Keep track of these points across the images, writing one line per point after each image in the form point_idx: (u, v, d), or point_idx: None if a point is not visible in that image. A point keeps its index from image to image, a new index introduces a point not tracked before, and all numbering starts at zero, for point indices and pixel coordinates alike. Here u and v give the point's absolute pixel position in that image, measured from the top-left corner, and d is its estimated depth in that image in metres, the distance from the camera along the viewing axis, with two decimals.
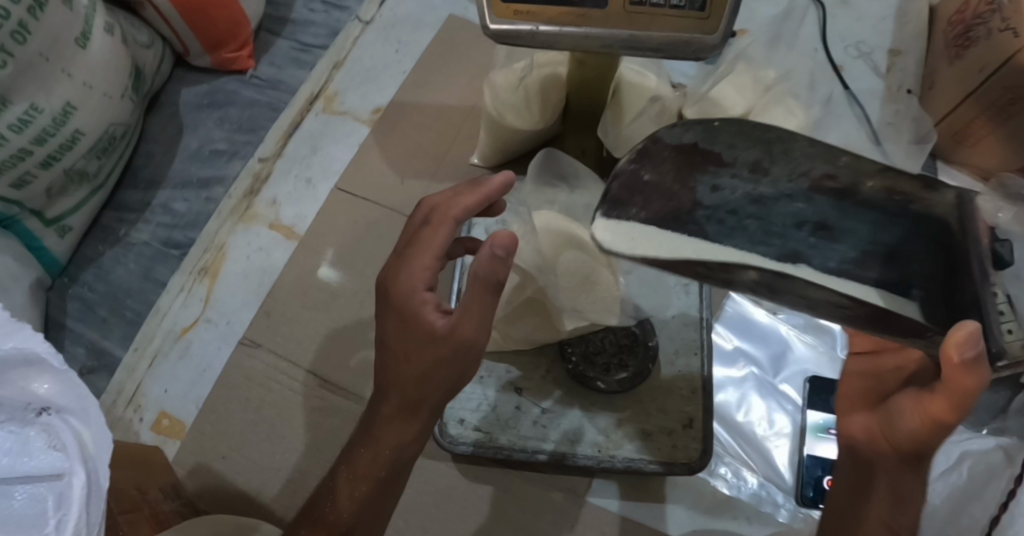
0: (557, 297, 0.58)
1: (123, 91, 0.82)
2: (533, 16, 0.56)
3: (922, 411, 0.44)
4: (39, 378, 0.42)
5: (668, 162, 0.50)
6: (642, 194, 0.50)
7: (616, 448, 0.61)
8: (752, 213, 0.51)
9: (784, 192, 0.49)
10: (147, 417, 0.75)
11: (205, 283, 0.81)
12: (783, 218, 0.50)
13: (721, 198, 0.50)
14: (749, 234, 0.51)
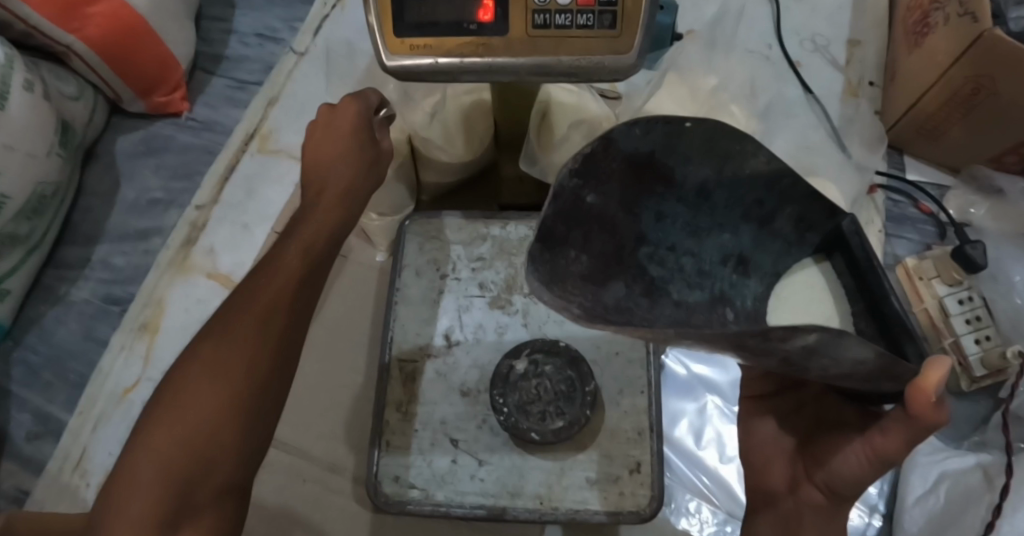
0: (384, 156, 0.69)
1: (49, 147, 0.79)
2: (431, 49, 0.55)
3: (860, 457, 0.42)
4: None
5: (617, 178, 0.39)
6: (585, 225, 0.38)
7: (559, 499, 0.58)
8: (689, 248, 0.44)
9: (717, 222, 0.45)
10: (94, 481, 0.73)
11: (145, 340, 0.78)
12: (712, 252, 0.45)
13: (664, 230, 0.43)
14: (686, 275, 0.44)
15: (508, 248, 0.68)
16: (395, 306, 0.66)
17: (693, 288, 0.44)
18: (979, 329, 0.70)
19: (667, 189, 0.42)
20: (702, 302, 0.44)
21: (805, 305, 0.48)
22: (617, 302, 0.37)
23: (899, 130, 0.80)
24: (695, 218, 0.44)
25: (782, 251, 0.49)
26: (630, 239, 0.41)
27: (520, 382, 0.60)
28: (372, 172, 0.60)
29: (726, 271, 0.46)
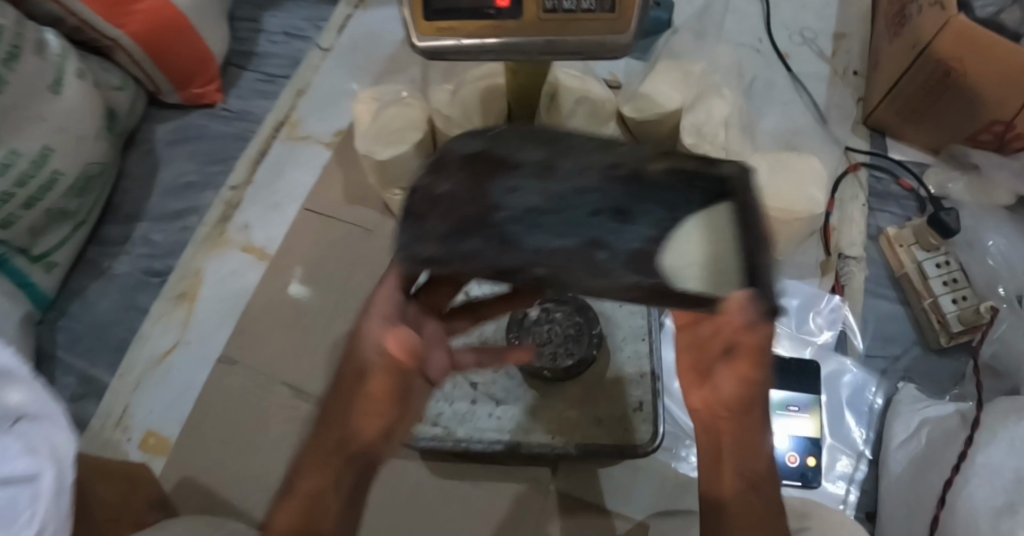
0: (396, 130, 0.75)
1: (98, 131, 0.86)
2: (455, 31, 0.62)
3: (737, 369, 0.47)
4: (13, 391, 0.57)
5: (458, 173, 0.48)
6: (439, 206, 0.46)
7: (570, 434, 0.64)
8: (548, 211, 0.45)
9: (575, 185, 0.46)
10: (135, 436, 0.78)
11: (183, 308, 0.84)
12: (578, 208, 0.45)
13: (517, 198, 0.46)
14: (548, 228, 0.44)
15: None
16: None
17: (559, 236, 0.44)
18: (956, 291, 0.76)
19: (523, 164, 0.47)
20: (565, 249, 0.43)
21: (683, 255, 0.43)
22: (468, 256, 0.43)
23: (880, 114, 0.87)
24: (545, 185, 0.46)
25: (672, 203, 0.44)
26: (483, 209, 0.45)
27: (533, 326, 0.66)
28: (373, 400, 0.47)
29: (599, 222, 0.44)
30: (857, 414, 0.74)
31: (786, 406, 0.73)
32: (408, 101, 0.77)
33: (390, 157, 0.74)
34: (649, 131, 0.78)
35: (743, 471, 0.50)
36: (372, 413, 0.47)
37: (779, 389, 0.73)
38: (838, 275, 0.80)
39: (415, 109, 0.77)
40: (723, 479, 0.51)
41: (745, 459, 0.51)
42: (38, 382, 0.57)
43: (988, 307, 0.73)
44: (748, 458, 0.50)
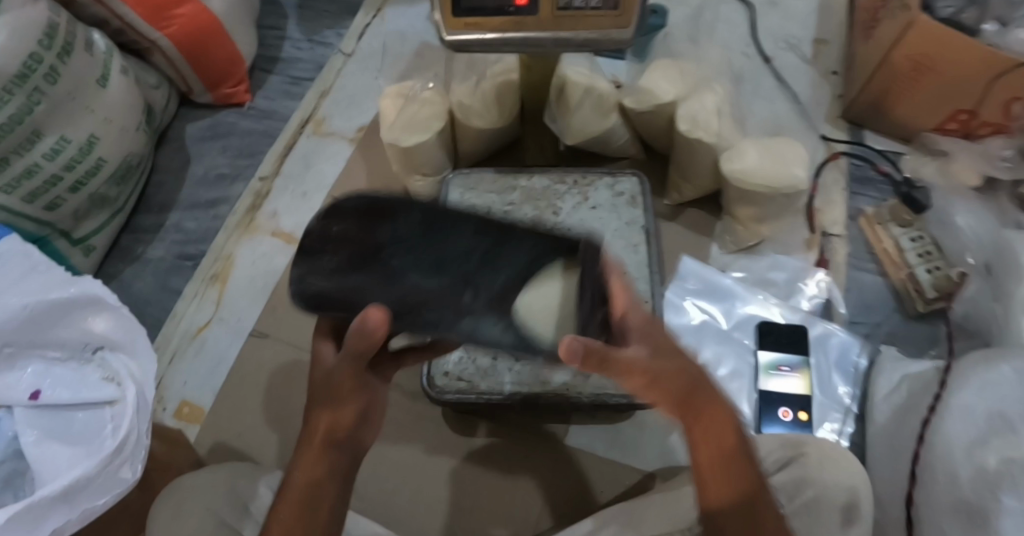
0: (419, 122, 0.82)
1: (137, 125, 0.93)
2: (479, 26, 0.70)
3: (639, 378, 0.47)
4: (97, 321, 0.65)
5: (351, 216, 0.50)
6: (331, 244, 0.49)
7: (583, 385, 0.69)
8: (428, 250, 0.50)
9: (453, 228, 0.50)
10: (170, 406, 0.83)
11: (216, 287, 0.90)
12: (453, 252, 0.50)
13: (400, 240, 0.49)
14: (426, 265, 0.49)
15: (533, 195, 0.81)
16: None
17: (430, 275, 0.49)
18: (931, 261, 0.84)
19: (406, 207, 0.50)
20: (431, 292, 0.48)
21: (541, 302, 0.51)
22: (355, 287, 0.48)
23: (857, 109, 0.95)
24: (425, 229, 0.50)
25: (535, 250, 0.51)
26: (371, 248, 0.49)
27: None
28: (337, 390, 0.54)
29: (473, 269, 0.50)
30: (843, 374, 0.80)
31: (777, 367, 0.80)
32: (428, 97, 0.83)
33: (415, 144, 0.81)
34: (648, 120, 0.85)
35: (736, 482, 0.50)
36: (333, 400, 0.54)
37: (770, 351, 0.80)
38: (823, 250, 0.87)
39: (435, 102, 0.83)
40: (708, 492, 0.51)
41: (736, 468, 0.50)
42: (122, 315, 0.65)
43: (959, 273, 0.81)
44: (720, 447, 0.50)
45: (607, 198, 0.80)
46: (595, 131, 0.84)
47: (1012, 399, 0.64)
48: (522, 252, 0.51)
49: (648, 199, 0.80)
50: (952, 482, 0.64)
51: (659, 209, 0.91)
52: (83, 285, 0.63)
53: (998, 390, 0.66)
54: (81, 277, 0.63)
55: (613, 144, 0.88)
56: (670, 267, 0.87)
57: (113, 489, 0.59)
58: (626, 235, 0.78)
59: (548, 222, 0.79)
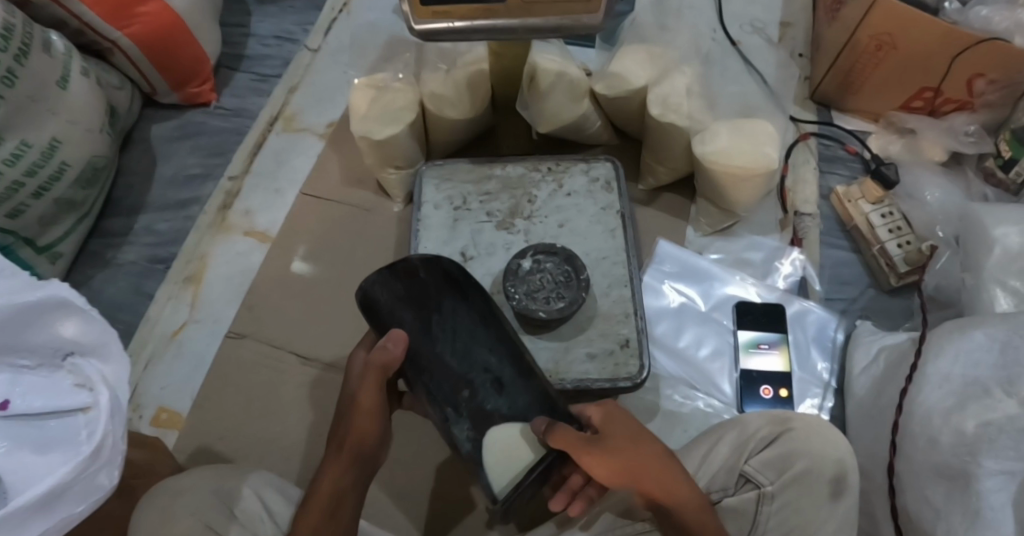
0: (390, 114, 0.81)
1: (101, 127, 0.91)
2: (448, 15, 0.69)
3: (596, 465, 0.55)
4: (65, 324, 0.52)
5: (433, 277, 0.62)
6: (403, 279, 0.61)
7: (566, 371, 0.70)
8: (466, 340, 0.60)
9: (495, 343, 0.61)
10: (147, 413, 0.81)
11: (190, 289, 0.88)
12: (479, 359, 0.60)
13: (452, 325, 0.60)
14: (459, 347, 0.60)
15: (509, 183, 0.81)
16: (418, 232, 0.78)
17: (460, 359, 0.59)
18: (901, 237, 0.85)
19: (473, 300, 0.62)
20: (449, 373, 0.59)
21: (509, 440, 0.57)
22: (399, 322, 0.60)
23: (824, 90, 0.97)
24: (476, 332, 0.61)
25: (527, 406, 0.60)
26: (431, 309, 0.60)
27: (527, 276, 0.72)
28: (362, 402, 0.58)
29: (482, 383, 0.59)
30: (821, 349, 0.82)
31: (757, 344, 0.80)
32: (399, 87, 0.82)
33: (388, 136, 0.80)
34: (620, 105, 0.85)
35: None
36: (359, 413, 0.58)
37: (749, 330, 0.80)
38: (797, 229, 0.88)
39: (406, 93, 0.82)
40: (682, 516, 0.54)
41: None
42: (93, 314, 0.52)
43: (928, 246, 0.82)
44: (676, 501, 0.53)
45: (583, 183, 0.80)
46: (568, 118, 0.84)
47: (985, 364, 0.66)
48: (519, 397, 0.60)
49: (623, 183, 0.80)
50: (932, 446, 0.65)
51: (635, 193, 0.91)
52: (51, 287, 0.50)
53: (972, 357, 0.67)
54: (49, 278, 0.50)
55: (587, 131, 0.88)
56: (647, 251, 0.87)
57: (90, 497, 0.49)
58: (603, 220, 0.78)
59: (524, 210, 0.79)
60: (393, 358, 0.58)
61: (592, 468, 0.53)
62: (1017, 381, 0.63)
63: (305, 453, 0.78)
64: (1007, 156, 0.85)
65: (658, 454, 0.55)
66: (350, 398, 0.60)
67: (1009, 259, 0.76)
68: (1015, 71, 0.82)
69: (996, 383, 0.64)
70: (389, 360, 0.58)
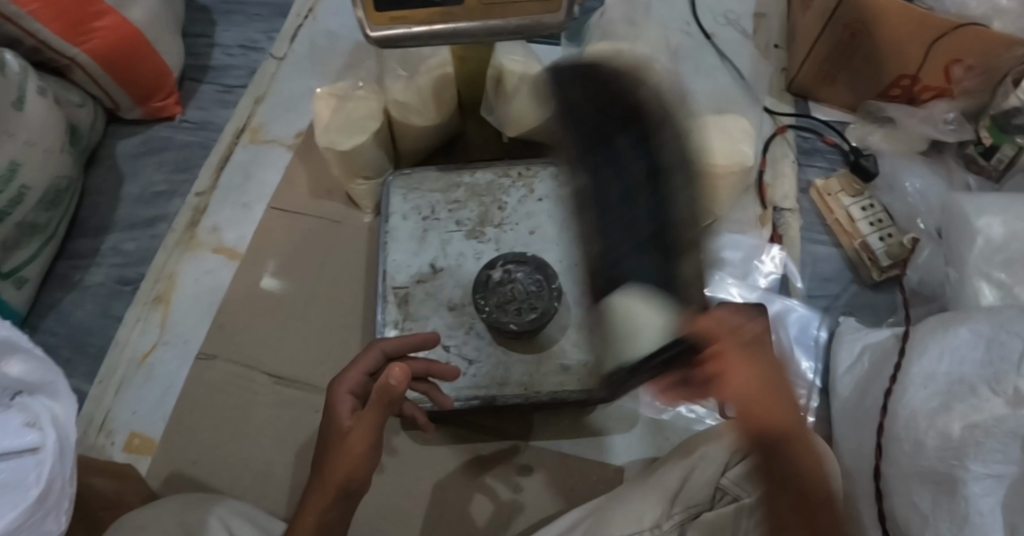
0: (354, 123, 0.79)
1: (62, 147, 0.88)
2: (406, 20, 0.66)
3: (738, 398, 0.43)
4: (8, 364, 0.52)
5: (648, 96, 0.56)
6: (599, 82, 0.57)
7: (541, 384, 0.68)
8: (642, 177, 0.50)
9: (656, 193, 0.49)
10: (119, 440, 0.79)
11: (159, 310, 0.86)
12: (646, 199, 0.49)
13: (652, 147, 0.51)
14: (619, 174, 0.51)
15: (478, 191, 0.78)
16: (386, 244, 0.76)
17: (642, 186, 0.49)
18: (882, 229, 0.83)
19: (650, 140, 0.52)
20: (636, 188, 0.49)
21: (642, 324, 0.45)
22: (601, 129, 0.54)
23: (800, 81, 0.95)
24: (647, 167, 0.50)
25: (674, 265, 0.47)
26: (632, 121, 0.53)
27: (497, 287, 0.70)
28: (354, 439, 0.54)
29: (629, 224, 0.49)
30: (805, 349, 0.80)
31: None
32: (363, 95, 0.80)
33: (353, 147, 0.78)
34: None
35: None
36: (348, 454, 0.54)
37: None
38: (776, 225, 0.87)
39: (371, 101, 0.80)
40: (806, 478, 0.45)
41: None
42: (38, 352, 0.54)
43: (910, 239, 0.81)
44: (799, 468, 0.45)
45: (553, 188, 0.78)
46: (536, 121, 0.82)
47: (972, 361, 0.65)
48: (676, 192, 0.49)
49: None
50: (918, 449, 0.63)
51: None
52: None
53: (957, 353, 0.66)
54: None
55: None
56: None
57: None
58: None
59: (494, 218, 0.77)
60: (392, 388, 0.51)
61: (733, 386, 0.42)
62: (1005, 378, 0.61)
63: (282, 475, 0.76)
64: (987, 143, 0.84)
65: (789, 405, 0.45)
66: (342, 429, 0.55)
67: (993, 250, 0.74)
68: (994, 56, 0.80)
69: (982, 382, 0.63)
70: (392, 392, 0.51)
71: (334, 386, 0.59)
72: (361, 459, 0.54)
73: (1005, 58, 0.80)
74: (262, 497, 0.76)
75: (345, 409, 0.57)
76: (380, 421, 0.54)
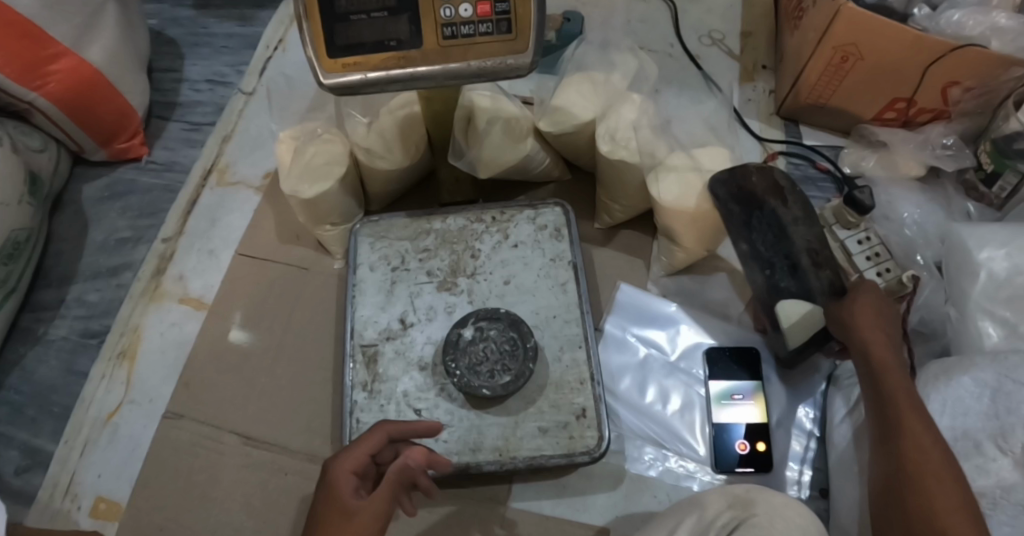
0: (316, 169, 0.75)
1: (20, 197, 0.85)
2: (361, 65, 0.62)
3: (860, 317, 0.63)
4: None
5: (763, 177, 0.73)
6: (758, 172, 0.73)
7: (517, 449, 0.64)
8: (785, 226, 0.71)
9: (797, 236, 0.71)
10: (84, 504, 0.76)
11: (124, 366, 0.83)
12: (792, 240, 0.71)
13: (790, 211, 0.72)
14: (761, 234, 0.72)
15: (449, 237, 0.75)
16: (354, 298, 0.72)
17: (785, 238, 0.71)
18: (880, 264, 0.77)
19: (790, 205, 0.72)
20: (771, 245, 0.72)
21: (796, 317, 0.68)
22: (772, 192, 0.72)
23: (788, 106, 0.90)
24: (787, 224, 0.71)
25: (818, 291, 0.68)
26: (779, 189, 0.73)
27: (469, 346, 0.66)
28: (360, 519, 0.50)
29: (785, 262, 0.71)
30: (800, 396, 0.75)
31: (730, 395, 0.74)
32: (328, 138, 0.77)
33: (316, 195, 0.74)
34: (567, 140, 0.79)
35: (902, 426, 0.56)
36: None
37: (721, 380, 0.75)
38: None
39: (335, 145, 0.76)
40: (898, 388, 0.58)
41: (925, 422, 0.56)
42: None
43: (910, 276, 0.74)
44: (888, 380, 0.59)
45: (529, 233, 0.75)
46: (507, 160, 0.78)
47: (974, 413, 0.62)
48: (771, 219, 0.72)
49: (574, 229, 0.75)
50: None
51: (591, 233, 0.85)
52: None
53: (959, 405, 0.63)
54: None
55: (532, 170, 0.82)
56: (606, 296, 0.82)
57: None
58: (553, 273, 0.72)
59: (466, 267, 0.73)
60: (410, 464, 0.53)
61: (858, 305, 0.63)
62: (1011, 434, 0.59)
63: None
64: (989, 169, 0.79)
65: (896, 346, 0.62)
66: (340, 509, 0.50)
67: (995, 286, 0.70)
68: (993, 77, 0.76)
69: (987, 437, 0.60)
70: (407, 467, 0.52)
71: (332, 461, 0.53)
72: None
73: (1004, 79, 0.76)
74: None
75: (349, 489, 0.51)
76: (390, 503, 0.52)
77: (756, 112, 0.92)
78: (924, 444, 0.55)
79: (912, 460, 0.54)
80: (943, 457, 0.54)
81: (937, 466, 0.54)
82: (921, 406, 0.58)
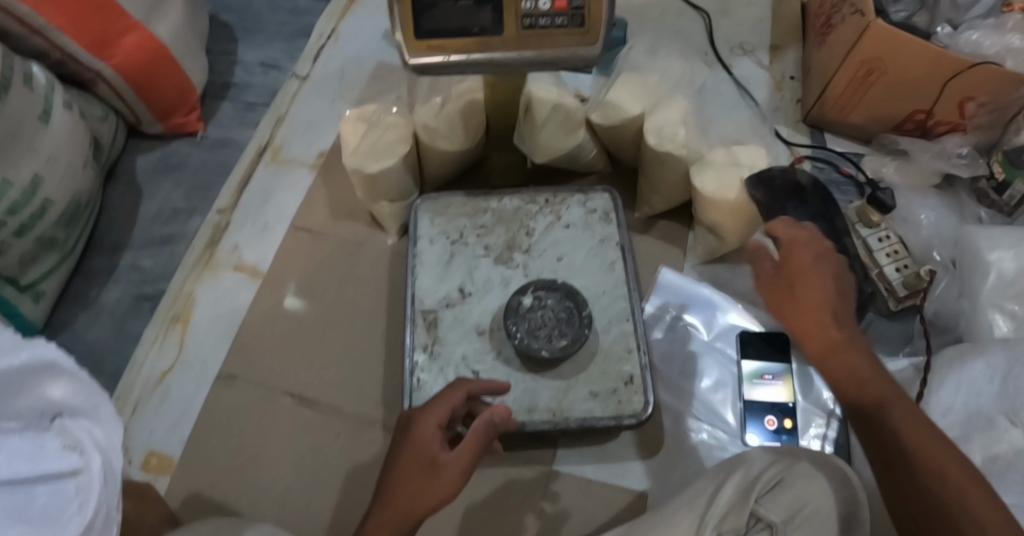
0: (383, 147, 0.79)
1: (84, 162, 0.88)
2: (444, 48, 0.67)
3: (821, 318, 0.59)
4: (54, 384, 0.42)
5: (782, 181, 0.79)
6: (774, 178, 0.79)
7: (569, 409, 0.69)
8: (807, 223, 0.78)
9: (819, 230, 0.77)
10: (136, 459, 0.78)
11: (177, 329, 0.86)
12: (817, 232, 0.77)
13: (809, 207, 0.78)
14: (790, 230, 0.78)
15: (505, 217, 0.79)
16: (415, 267, 0.76)
17: None
18: (898, 261, 0.82)
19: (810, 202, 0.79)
20: None
21: None
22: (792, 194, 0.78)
23: (815, 115, 0.97)
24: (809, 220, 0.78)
25: None
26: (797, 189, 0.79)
27: (528, 313, 0.71)
28: (444, 470, 0.54)
29: None
30: None
31: (761, 375, 0.79)
32: (395, 119, 0.81)
33: (380, 171, 0.78)
34: (615, 134, 0.84)
35: (906, 439, 0.52)
36: (438, 486, 0.54)
37: (754, 359, 0.80)
38: None
39: (401, 124, 0.81)
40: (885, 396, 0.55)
41: (926, 429, 0.53)
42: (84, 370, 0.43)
43: (927, 272, 0.80)
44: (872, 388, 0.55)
45: (579, 215, 0.80)
46: (562, 148, 0.82)
47: (989, 391, 0.67)
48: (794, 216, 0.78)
49: (621, 214, 0.80)
50: None
51: (631, 222, 0.90)
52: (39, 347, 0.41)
53: (973, 387, 0.69)
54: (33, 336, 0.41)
55: (582, 160, 0.87)
56: (647, 280, 0.87)
57: None
58: (601, 253, 0.77)
59: (522, 244, 0.78)
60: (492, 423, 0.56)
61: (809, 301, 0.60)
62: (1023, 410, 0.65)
63: (302, 497, 0.76)
64: (1000, 178, 0.86)
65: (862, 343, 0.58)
66: (426, 459, 0.55)
67: (1005, 283, 0.76)
68: (1005, 94, 0.83)
69: (1000, 413, 0.65)
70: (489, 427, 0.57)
71: (421, 413, 0.57)
72: (448, 493, 0.54)
73: (1015, 95, 0.83)
74: (281, 520, 0.75)
75: (436, 442, 0.55)
76: (475, 457, 0.56)
77: (783, 120, 0.99)
78: (934, 453, 0.51)
79: (926, 474, 0.50)
80: (958, 461, 0.51)
81: (957, 479, 0.50)
82: (909, 407, 0.54)
